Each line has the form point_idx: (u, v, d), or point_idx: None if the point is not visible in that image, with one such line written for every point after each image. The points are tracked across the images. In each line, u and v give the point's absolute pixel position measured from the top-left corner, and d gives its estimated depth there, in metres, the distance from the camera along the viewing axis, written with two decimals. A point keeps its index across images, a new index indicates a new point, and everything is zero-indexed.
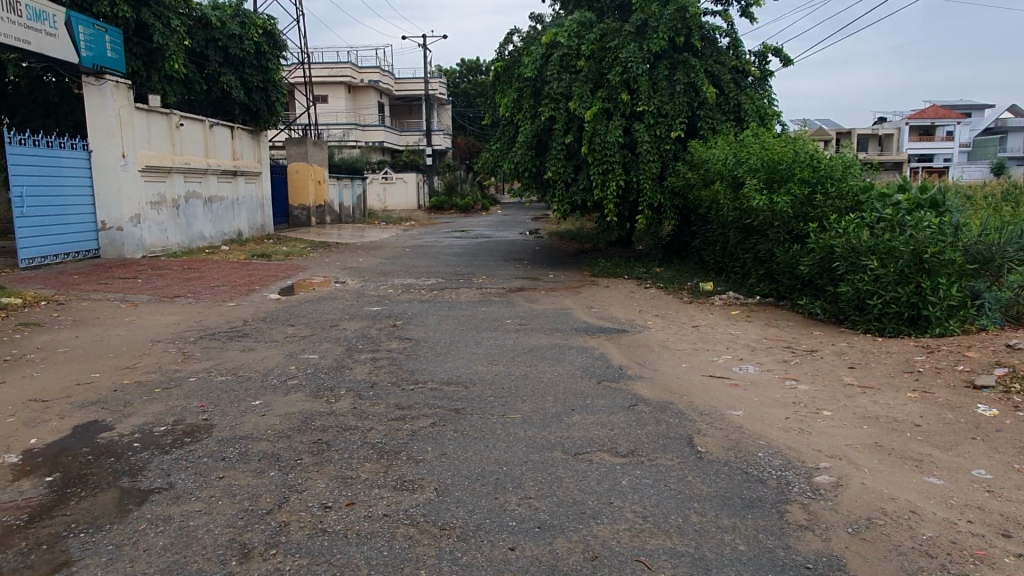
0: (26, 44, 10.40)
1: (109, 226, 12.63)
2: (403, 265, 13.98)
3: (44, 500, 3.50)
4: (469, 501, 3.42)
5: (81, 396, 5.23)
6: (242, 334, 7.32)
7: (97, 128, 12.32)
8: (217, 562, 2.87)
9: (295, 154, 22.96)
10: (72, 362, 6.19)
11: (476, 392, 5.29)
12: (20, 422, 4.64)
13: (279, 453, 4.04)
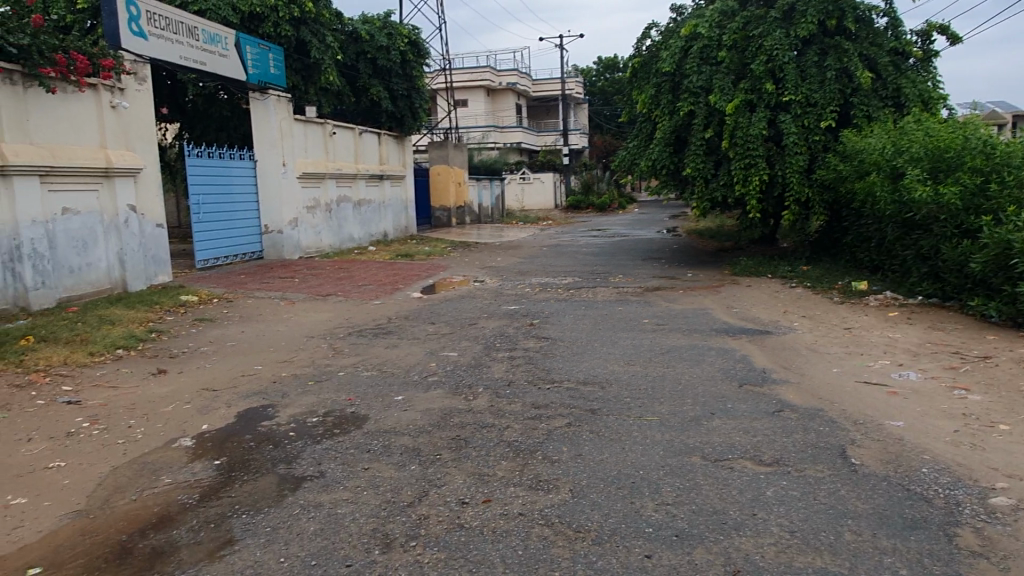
0: (202, 65, 11.44)
1: (271, 229, 13.63)
2: (541, 266, 14.06)
3: (212, 481, 3.82)
4: (604, 504, 3.37)
5: (246, 386, 5.68)
6: (387, 331, 7.66)
7: (262, 140, 13.34)
8: (362, 550, 3.00)
9: (437, 157, 23.79)
10: (238, 356, 6.73)
11: (612, 393, 5.22)
12: (194, 409, 5.11)
13: (420, 447, 4.18)
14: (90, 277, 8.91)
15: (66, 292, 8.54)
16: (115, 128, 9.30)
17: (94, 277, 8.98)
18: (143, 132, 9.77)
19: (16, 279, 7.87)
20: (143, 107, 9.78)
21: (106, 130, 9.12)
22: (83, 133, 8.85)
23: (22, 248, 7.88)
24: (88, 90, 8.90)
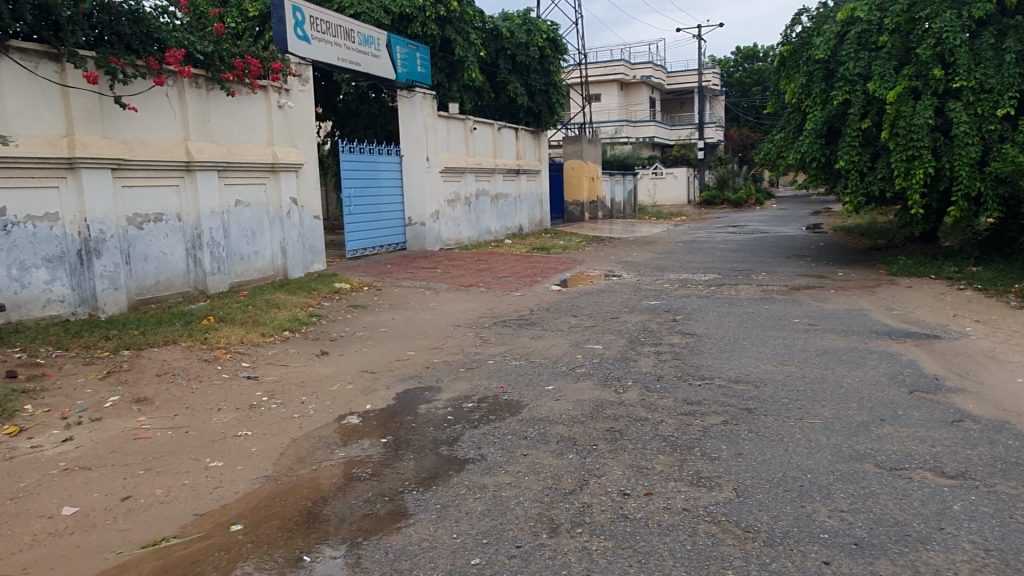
0: (357, 65, 12.06)
1: (415, 222, 14.19)
2: (678, 262, 13.76)
3: (381, 458, 4.04)
4: (772, 506, 3.27)
5: (402, 370, 5.97)
6: (531, 323, 7.78)
7: (408, 135, 13.90)
8: (530, 533, 3.07)
9: (572, 152, 23.88)
10: (392, 341, 7.07)
11: (769, 393, 5.04)
12: (358, 389, 5.43)
13: (576, 437, 4.22)
14: (257, 264, 9.65)
15: (237, 278, 9.30)
16: (281, 126, 9.99)
17: (260, 264, 9.72)
18: (306, 130, 10.43)
19: (197, 264, 8.68)
20: (306, 107, 10.44)
21: (274, 128, 9.82)
22: (254, 131, 9.57)
23: (202, 237, 8.69)
24: (260, 92, 9.62)
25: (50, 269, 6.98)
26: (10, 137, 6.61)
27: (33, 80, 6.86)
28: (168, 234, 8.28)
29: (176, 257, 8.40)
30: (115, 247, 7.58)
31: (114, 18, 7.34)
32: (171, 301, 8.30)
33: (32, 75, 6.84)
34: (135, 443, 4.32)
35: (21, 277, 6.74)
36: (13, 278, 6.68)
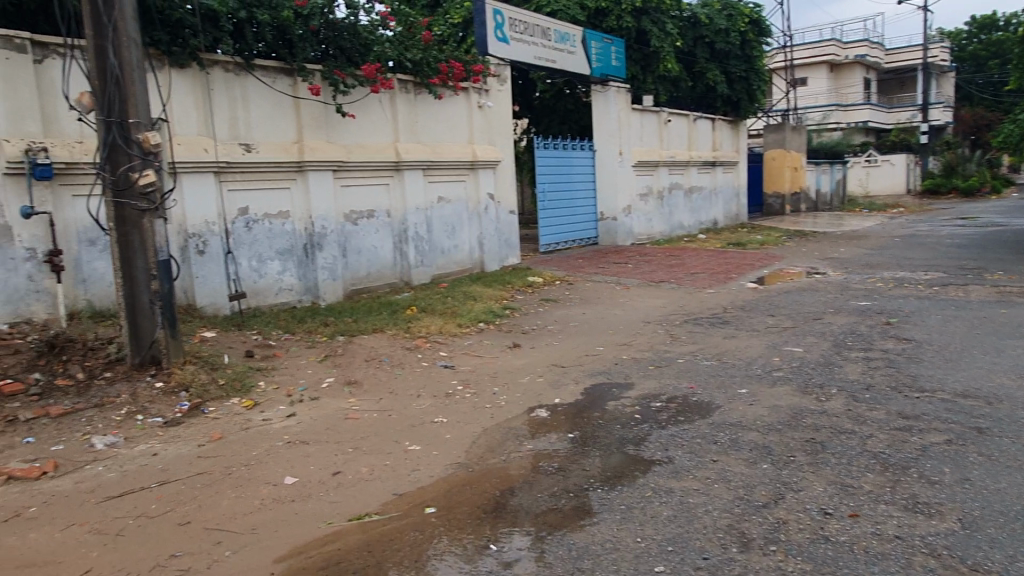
0: (553, 63, 12.24)
1: (606, 217, 14.17)
2: (894, 258, 12.50)
3: (568, 453, 4.08)
4: (1007, 543, 2.86)
5: (591, 365, 5.98)
6: (724, 322, 7.46)
7: (601, 130, 13.91)
8: (719, 546, 2.95)
9: (773, 141, 22.55)
10: (582, 336, 7.12)
11: (1005, 412, 4.42)
12: (547, 382, 5.53)
13: (771, 446, 3.98)
14: (457, 258, 10.16)
15: (438, 270, 9.85)
16: (480, 125, 10.43)
17: (460, 258, 10.21)
18: (503, 127, 10.79)
19: (403, 257, 9.32)
20: (504, 106, 10.80)
21: (473, 127, 10.27)
22: (457, 132, 10.07)
23: (408, 232, 9.31)
24: (462, 94, 10.09)
25: (282, 260, 7.88)
26: (253, 145, 7.53)
27: (271, 93, 7.74)
28: (379, 229, 8.97)
29: (385, 251, 9.08)
30: (334, 241, 8.36)
31: (337, 33, 8.00)
32: (380, 291, 8.99)
33: (271, 89, 7.72)
34: (347, 422, 4.74)
35: (259, 268, 7.67)
36: (253, 269, 7.62)
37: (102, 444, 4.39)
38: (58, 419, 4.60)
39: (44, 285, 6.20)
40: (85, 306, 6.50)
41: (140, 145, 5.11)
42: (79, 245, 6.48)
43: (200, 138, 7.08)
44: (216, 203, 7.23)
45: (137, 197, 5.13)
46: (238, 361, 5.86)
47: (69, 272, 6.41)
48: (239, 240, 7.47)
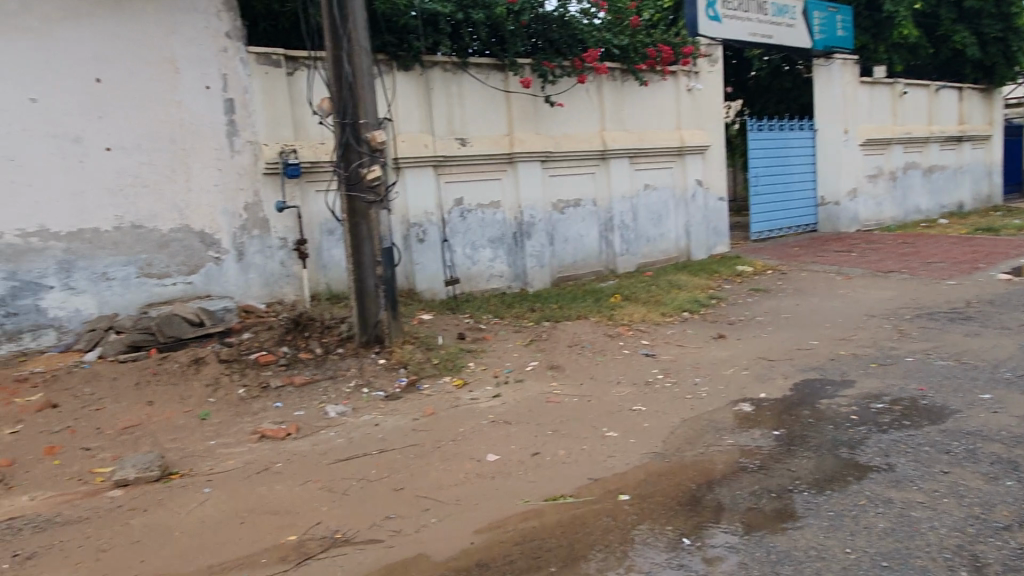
0: (770, 38, 11.53)
1: (828, 201, 13.12)
2: None
3: (772, 451, 3.87)
4: None
5: (803, 360, 5.61)
6: (966, 318, 6.60)
7: (823, 108, 12.90)
8: (945, 567, 2.65)
9: None
10: (794, 329, 6.69)
11: None
12: (753, 376, 5.28)
13: (1018, 461, 3.48)
14: (663, 246, 9.99)
15: (644, 258, 9.76)
16: (689, 109, 10.13)
17: (666, 246, 10.03)
18: (713, 110, 10.38)
19: (609, 245, 9.36)
20: (714, 88, 10.39)
21: (682, 111, 10.00)
22: (664, 117, 9.87)
23: (614, 220, 9.33)
24: (670, 78, 9.86)
25: (493, 248, 8.27)
26: (468, 139, 7.96)
27: (485, 89, 8.12)
28: (585, 218, 9.08)
29: (591, 239, 9.17)
30: (541, 230, 8.62)
31: (546, 26, 8.22)
32: (585, 278, 9.10)
33: (484, 85, 8.10)
34: (547, 405, 4.88)
35: (472, 255, 8.12)
36: (466, 256, 8.08)
37: (334, 412, 4.93)
38: (300, 388, 5.24)
39: (292, 270, 7.07)
40: (325, 289, 7.31)
41: (369, 143, 5.62)
42: (320, 235, 7.27)
43: (420, 134, 7.62)
44: (435, 195, 7.76)
45: (366, 190, 5.64)
46: (450, 343, 6.27)
47: (313, 258, 7.24)
48: (455, 229, 7.96)
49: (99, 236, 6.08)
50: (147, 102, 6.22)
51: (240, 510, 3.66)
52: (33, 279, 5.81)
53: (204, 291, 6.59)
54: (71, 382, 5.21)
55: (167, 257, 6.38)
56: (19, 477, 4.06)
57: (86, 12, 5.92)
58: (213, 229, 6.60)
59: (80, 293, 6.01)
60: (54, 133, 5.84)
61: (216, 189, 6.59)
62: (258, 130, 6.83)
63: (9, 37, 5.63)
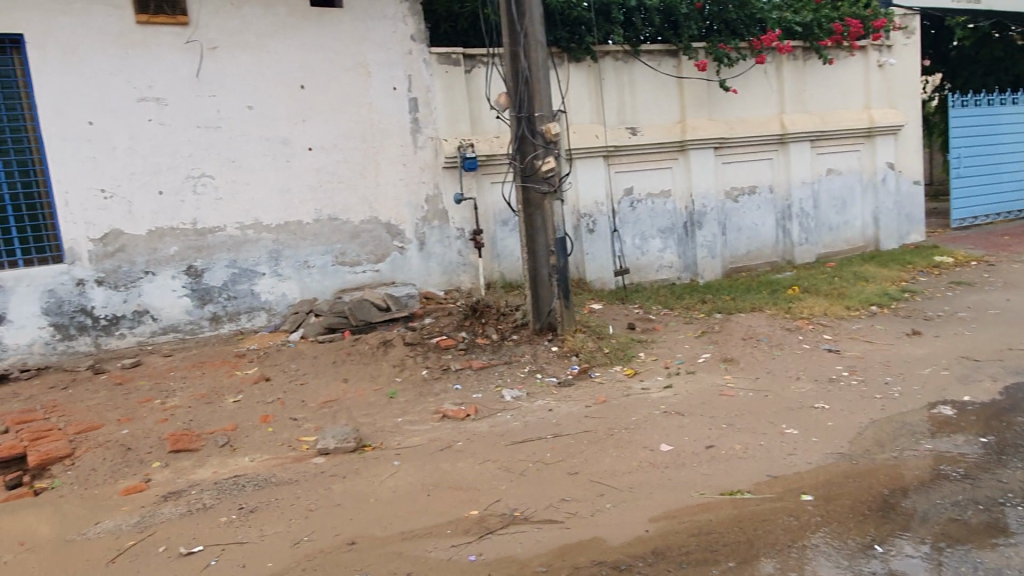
0: (978, 3, 10.36)
1: None
2: None
3: (978, 461, 3.59)
4: None
5: (1015, 361, 5.07)
6: None
7: None
8: None
9: None
10: (1004, 326, 6.05)
11: None
12: (954, 377, 4.86)
13: None
14: (848, 234, 9.36)
15: (826, 248, 9.20)
16: (880, 86, 9.37)
17: (851, 235, 9.39)
18: (909, 86, 9.53)
19: (787, 235, 8.93)
20: (910, 61, 9.51)
21: (871, 89, 9.28)
22: (851, 96, 9.22)
23: (792, 208, 8.88)
24: (858, 54, 9.18)
25: (663, 238, 8.18)
26: (638, 128, 7.91)
27: (657, 76, 8.02)
28: (760, 206, 8.72)
29: (766, 228, 8.80)
30: (714, 219, 8.39)
31: (723, 7, 7.97)
32: (760, 269, 8.76)
33: (656, 72, 8.00)
34: (722, 398, 4.78)
35: (642, 245, 8.07)
36: (636, 246, 8.05)
37: (510, 396, 5.14)
38: (477, 371, 5.51)
39: (469, 259, 7.41)
40: (499, 277, 7.59)
41: (544, 135, 5.76)
42: (495, 226, 7.54)
43: (592, 125, 7.69)
44: (605, 185, 7.80)
45: (541, 181, 5.81)
46: (620, 332, 6.30)
47: (488, 248, 7.54)
48: (625, 219, 7.95)
49: (302, 228, 6.73)
50: (343, 105, 6.79)
51: (427, 483, 3.94)
52: (249, 267, 6.53)
53: (390, 278, 7.10)
54: (280, 358, 5.83)
55: (359, 247, 6.94)
56: (241, 440, 4.62)
57: (292, 26, 6.53)
58: (398, 220, 7.08)
59: (286, 279, 6.68)
60: (267, 136, 6.53)
61: (401, 183, 7.06)
62: (439, 126, 7.21)
63: (232, 52, 6.33)
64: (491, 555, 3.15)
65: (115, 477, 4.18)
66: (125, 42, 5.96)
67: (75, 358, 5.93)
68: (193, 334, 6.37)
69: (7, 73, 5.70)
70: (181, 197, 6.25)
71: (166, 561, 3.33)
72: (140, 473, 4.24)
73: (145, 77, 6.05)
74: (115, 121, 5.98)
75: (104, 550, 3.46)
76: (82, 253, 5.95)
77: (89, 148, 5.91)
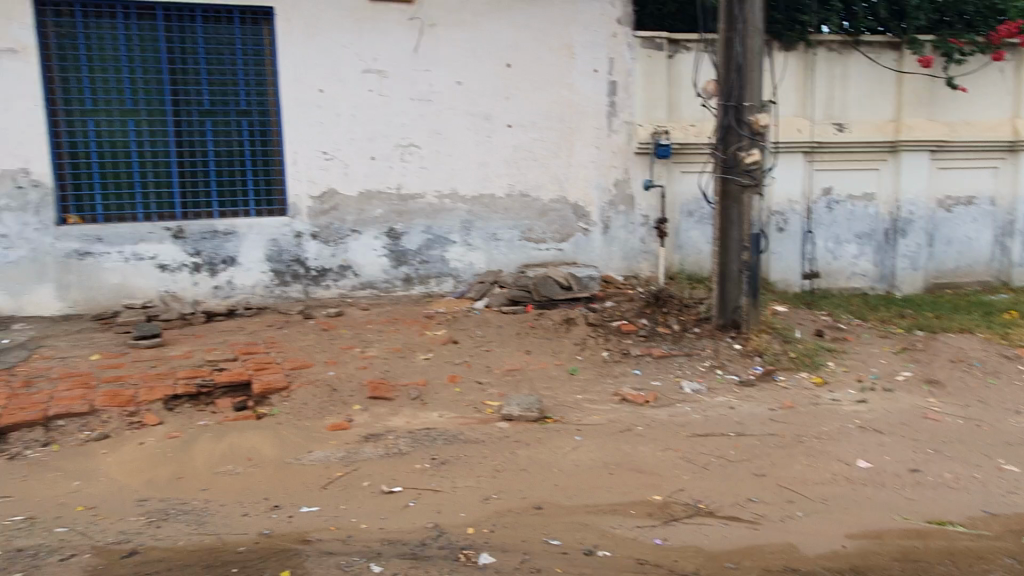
0: None
1: None
2: None
3: None
4: None
5: None
6: None
7: None
8: None
9: None
10: None
11: None
12: None
13: None
14: None
15: None
16: None
17: None
18: None
19: (1004, 253, 8.06)
20: None
21: None
22: None
23: (1016, 224, 7.98)
24: None
25: (859, 244, 7.66)
26: (847, 125, 7.43)
27: (874, 70, 7.47)
28: (977, 219, 7.92)
29: (981, 243, 7.99)
30: (921, 228, 7.73)
31: None
32: (968, 288, 7.98)
33: (873, 65, 7.46)
34: (925, 421, 4.46)
35: (835, 250, 7.62)
36: (829, 250, 7.61)
37: (690, 389, 5.07)
38: (657, 359, 5.49)
39: (651, 247, 7.34)
40: (680, 268, 7.45)
41: (751, 126, 5.57)
42: (681, 216, 7.39)
43: (795, 119, 7.33)
44: (804, 183, 7.41)
45: (742, 174, 5.64)
46: (809, 338, 6.00)
47: (671, 237, 7.41)
48: (820, 220, 7.53)
49: (495, 201, 6.98)
50: (545, 85, 6.93)
51: (609, 462, 4.00)
52: (442, 234, 6.88)
53: (572, 258, 7.21)
54: (467, 324, 6.12)
55: (545, 225, 7.10)
56: (431, 396, 4.91)
57: (506, 6, 6.74)
58: (586, 202, 7.16)
59: (475, 249, 6.97)
60: (472, 111, 6.82)
61: (593, 165, 7.12)
62: (636, 111, 7.15)
63: (448, 30, 6.64)
64: (677, 542, 3.18)
65: (323, 413, 4.60)
66: (357, 17, 6.43)
67: (288, 302, 6.56)
68: (387, 292, 6.82)
69: (259, 42, 6.35)
70: (391, 164, 6.69)
71: (371, 495, 3.64)
72: (344, 413, 4.63)
73: (371, 51, 6.50)
74: (342, 90, 6.49)
75: (317, 477, 3.84)
76: (303, 208, 6.53)
77: (319, 113, 6.46)
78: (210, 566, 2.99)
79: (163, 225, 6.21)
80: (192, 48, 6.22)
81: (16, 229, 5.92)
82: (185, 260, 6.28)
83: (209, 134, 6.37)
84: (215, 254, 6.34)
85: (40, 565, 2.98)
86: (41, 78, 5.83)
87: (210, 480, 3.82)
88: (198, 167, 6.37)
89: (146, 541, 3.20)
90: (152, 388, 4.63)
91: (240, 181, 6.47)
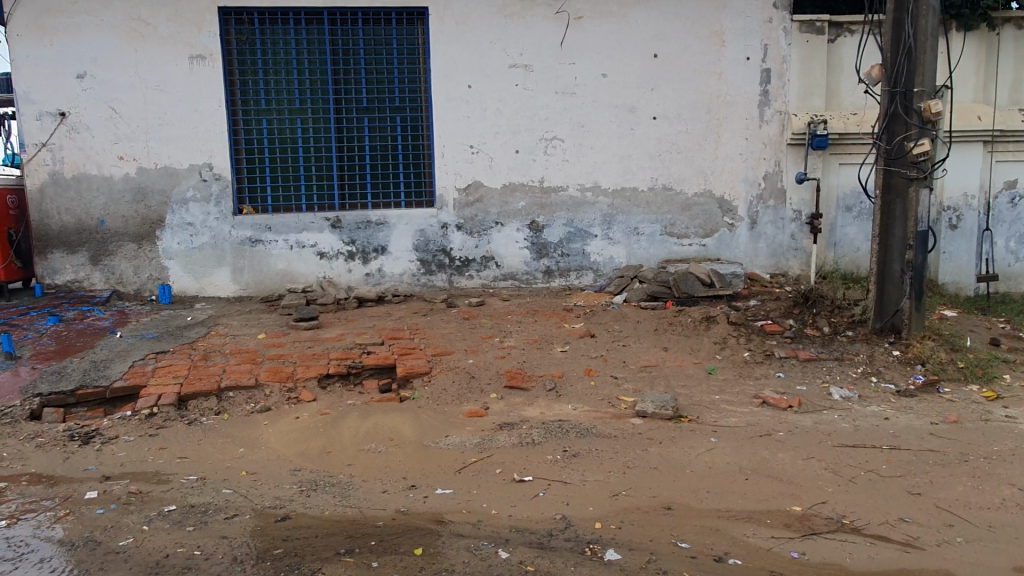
0: None
1: None
2: None
3: None
4: None
5: None
6: None
7: None
8: None
9: None
10: None
11: None
12: None
13: None
14: None
15: None
16: None
17: None
18: None
19: None
20: None
21: None
22: None
23: None
24: None
25: None
26: None
27: None
28: None
29: None
30: None
31: None
32: None
33: None
34: None
35: (1017, 250, 6.87)
36: (1010, 250, 6.87)
37: (839, 395, 4.77)
38: (804, 362, 5.21)
39: (802, 244, 6.96)
40: (834, 267, 7.02)
41: (920, 114, 5.10)
42: (837, 211, 6.93)
43: (975, 105, 6.66)
44: (983, 176, 6.72)
45: (909, 166, 5.21)
46: (981, 347, 5.46)
47: (825, 234, 6.98)
48: (1001, 217, 6.82)
49: (637, 195, 6.89)
50: (693, 75, 6.74)
51: (745, 467, 3.86)
52: (583, 227, 6.90)
53: (716, 254, 7.01)
54: (604, 318, 6.11)
55: (689, 219, 6.93)
56: (566, 388, 4.96)
57: None
58: (733, 196, 6.91)
59: (616, 243, 6.93)
60: (617, 103, 6.76)
61: (741, 157, 6.86)
62: (790, 100, 6.79)
63: (595, 22, 6.62)
64: (816, 558, 3.03)
65: (461, 399, 4.77)
66: (505, 12, 6.56)
67: (433, 291, 6.85)
68: (528, 284, 6.94)
69: (413, 41, 6.64)
70: (534, 157, 6.79)
71: (502, 482, 3.74)
72: (481, 401, 4.77)
73: (518, 45, 6.61)
74: (489, 85, 6.65)
75: (452, 461, 3.99)
76: (449, 200, 6.77)
77: (466, 107, 6.67)
78: (352, 537, 3.20)
79: (322, 216, 6.66)
80: (353, 49, 6.60)
81: (200, 218, 6.58)
82: (342, 248, 6.71)
83: (366, 130, 6.75)
84: (368, 243, 6.73)
85: (208, 521, 3.32)
86: (223, 81, 6.43)
87: (356, 456, 4.08)
88: (355, 162, 6.77)
89: (297, 508, 3.48)
90: (308, 367, 5.01)
91: (392, 174, 6.81)
